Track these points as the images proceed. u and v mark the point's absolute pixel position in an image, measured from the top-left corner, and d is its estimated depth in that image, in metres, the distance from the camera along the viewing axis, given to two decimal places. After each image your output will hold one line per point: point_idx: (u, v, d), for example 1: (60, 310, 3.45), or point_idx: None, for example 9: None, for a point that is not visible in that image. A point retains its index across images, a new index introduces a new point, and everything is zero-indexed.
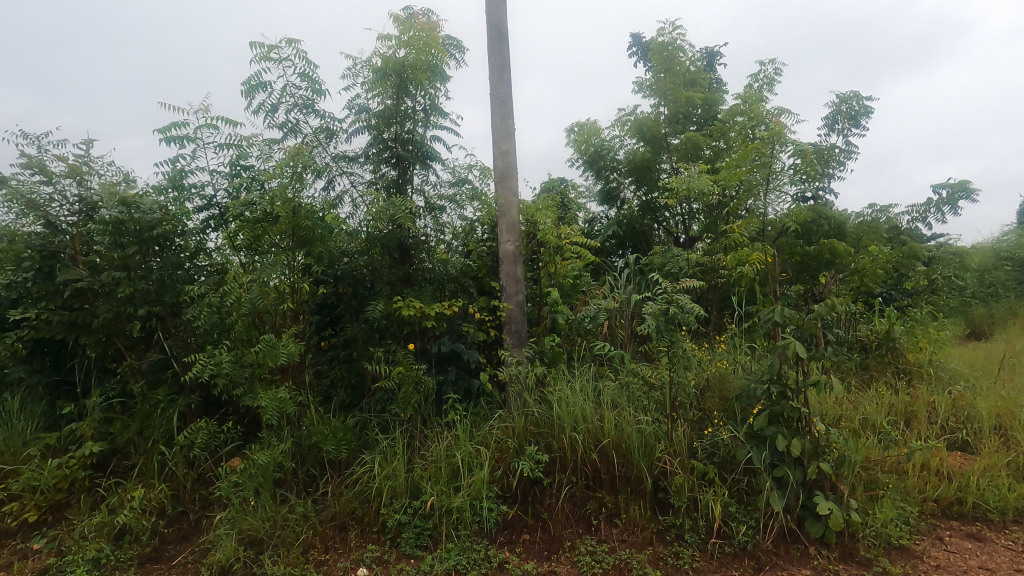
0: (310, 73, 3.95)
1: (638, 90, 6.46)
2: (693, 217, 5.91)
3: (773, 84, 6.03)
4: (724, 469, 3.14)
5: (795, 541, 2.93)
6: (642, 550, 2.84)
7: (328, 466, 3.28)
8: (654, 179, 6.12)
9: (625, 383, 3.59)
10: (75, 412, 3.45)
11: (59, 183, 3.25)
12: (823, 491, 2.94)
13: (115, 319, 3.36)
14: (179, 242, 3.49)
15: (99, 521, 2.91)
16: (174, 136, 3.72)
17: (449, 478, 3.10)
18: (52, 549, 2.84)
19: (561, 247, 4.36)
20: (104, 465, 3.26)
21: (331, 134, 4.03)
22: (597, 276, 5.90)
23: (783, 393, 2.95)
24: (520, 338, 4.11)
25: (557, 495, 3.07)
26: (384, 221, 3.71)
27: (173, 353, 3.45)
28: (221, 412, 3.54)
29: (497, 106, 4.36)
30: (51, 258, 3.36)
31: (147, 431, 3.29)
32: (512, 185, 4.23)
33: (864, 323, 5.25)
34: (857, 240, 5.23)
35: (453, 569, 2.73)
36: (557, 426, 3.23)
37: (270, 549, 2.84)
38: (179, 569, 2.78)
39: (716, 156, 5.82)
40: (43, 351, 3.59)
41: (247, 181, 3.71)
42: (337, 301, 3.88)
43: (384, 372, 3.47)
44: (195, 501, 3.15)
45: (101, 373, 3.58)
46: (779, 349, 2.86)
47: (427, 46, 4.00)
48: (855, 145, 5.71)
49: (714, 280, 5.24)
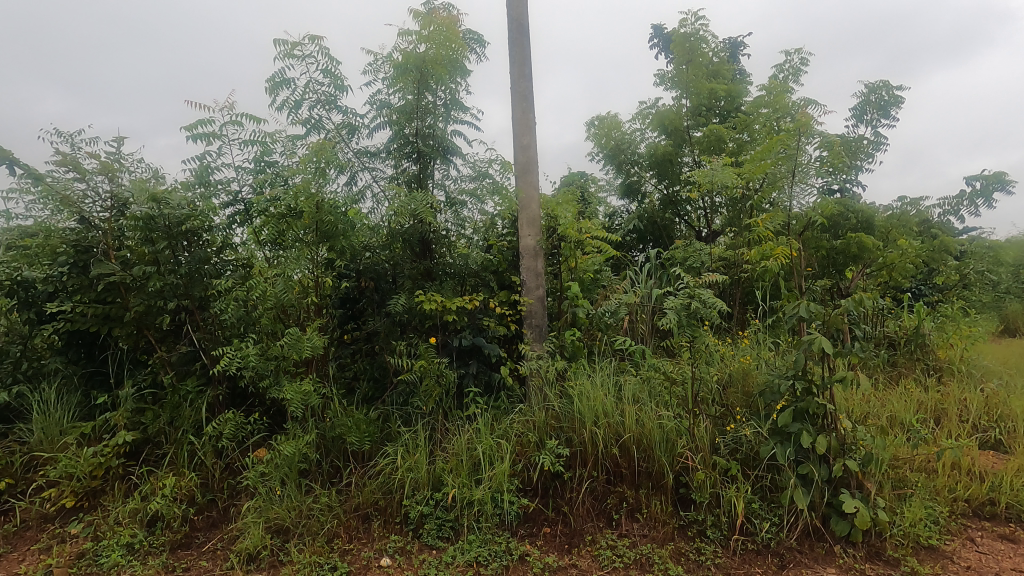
0: (332, 69, 3.94)
1: (659, 82, 6.38)
2: (714, 212, 5.86)
3: (799, 75, 5.91)
4: (748, 465, 3.10)
5: (820, 539, 2.89)
6: (662, 545, 2.84)
7: (352, 458, 3.34)
8: (676, 173, 6.05)
9: (645, 378, 3.61)
10: (108, 402, 3.54)
11: (92, 179, 3.33)
12: (849, 489, 2.90)
13: (146, 313, 3.44)
14: (206, 237, 3.54)
15: (133, 507, 3.00)
16: (200, 133, 3.74)
17: (470, 471, 3.12)
18: (88, 534, 2.94)
19: (581, 241, 4.43)
20: (136, 453, 3.36)
21: (353, 130, 4.06)
22: (618, 271, 5.91)
23: (808, 389, 2.91)
24: (541, 333, 4.09)
25: (578, 489, 3.08)
26: (406, 216, 3.71)
27: (202, 346, 3.53)
28: (247, 403, 3.62)
29: (517, 100, 4.33)
30: (85, 253, 3.39)
31: (177, 421, 3.39)
32: (533, 179, 4.20)
33: (893, 319, 5.14)
34: (887, 233, 5.01)
35: (475, 561, 2.74)
36: (578, 421, 3.24)
37: (296, 537, 2.89)
38: (208, 555, 2.86)
39: (740, 149, 5.75)
40: (77, 343, 3.66)
41: (271, 178, 3.80)
42: (358, 295, 3.93)
43: (406, 365, 3.50)
44: (223, 489, 3.24)
45: (133, 365, 3.68)
46: (805, 344, 2.80)
47: (448, 40, 3.98)
48: (884, 136, 5.57)
49: (738, 274, 5.10)
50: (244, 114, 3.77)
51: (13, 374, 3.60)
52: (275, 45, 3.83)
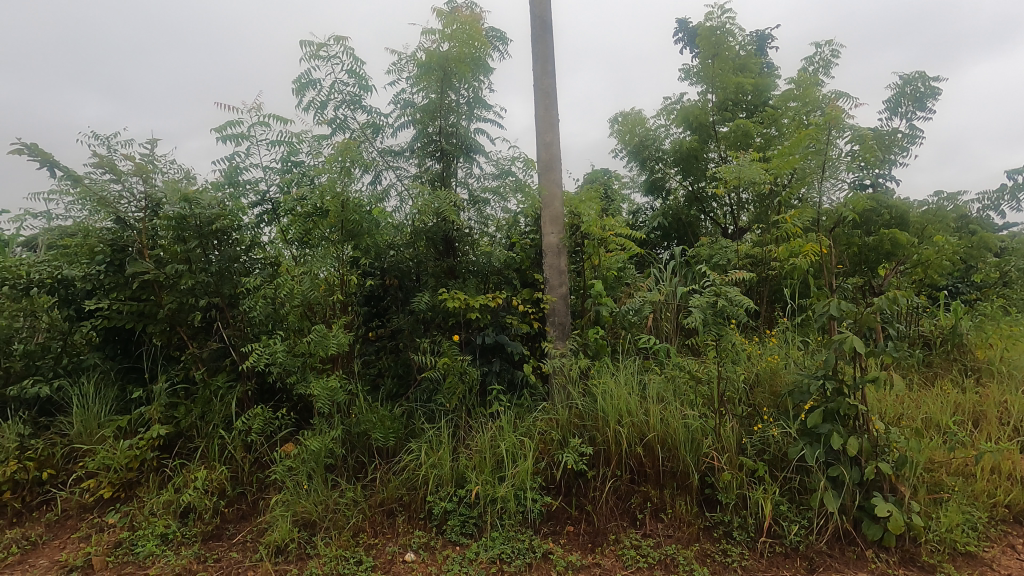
0: (357, 69, 3.98)
1: (685, 77, 6.29)
2: (741, 209, 5.72)
3: (830, 67, 5.76)
4: (776, 466, 3.05)
5: (851, 543, 2.82)
6: (688, 545, 2.81)
7: (377, 454, 3.38)
8: (702, 169, 5.97)
9: (669, 377, 3.58)
10: (144, 397, 3.65)
11: (127, 181, 3.42)
12: (882, 493, 2.81)
13: (179, 310, 3.53)
14: (236, 236, 3.63)
15: (166, 499, 3.09)
16: (230, 134, 3.82)
17: (494, 468, 3.13)
18: (125, 524, 3.04)
19: (605, 239, 4.38)
20: (170, 447, 3.45)
21: (377, 129, 4.10)
22: (642, 268, 5.86)
23: (839, 389, 2.83)
24: (564, 331, 4.07)
25: (601, 488, 3.07)
26: (429, 215, 3.72)
27: (231, 342, 3.59)
28: (275, 399, 3.70)
29: (540, 97, 4.31)
30: (120, 252, 3.54)
31: (208, 415, 3.48)
32: (556, 176, 4.19)
33: (928, 318, 4.99)
34: (923, 229, 4.85)
35: (498, 558, 2.75)
36: (601, 420, 3.22)
37: (323, 531, 2.94)
38: (238, 547, 2.93)
39: (768, 144, 5.63)
40: (114, 339, 3.77)
41: (298, 178, 3.87)
42: (383, 293, 3.95)
43: (429, 362, 3.53)
44: (253, 483, 3.31)
45: (166, 361, 3.79)
46: (835, 343, 2.72)
47: (472, 38, 3.99)
48: (919, 129, 5.40)
49: (765, 272, 5.00)
50: (271, 115, 3.82)
51: (55, 369, 3.74)
52: (301, 46, 3.87)
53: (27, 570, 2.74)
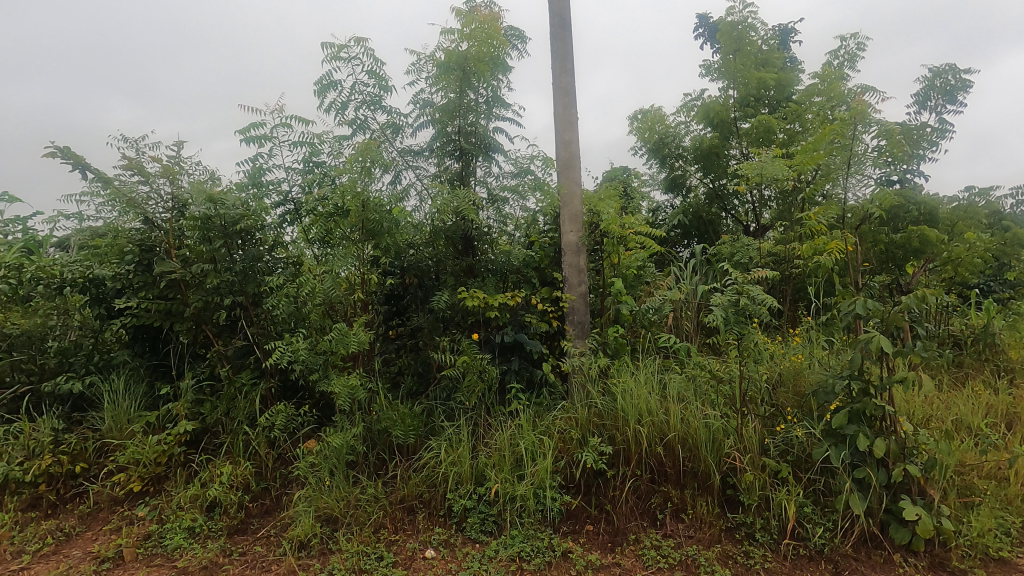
0: (377, 70, 4.01)
1: (705, 73, 6.21)
2: (763, 206, 5.63)
3: (855, 60, 5.64)
4: (799, 468, 3.00)
5: (878, 547, 2.76)
6: (709, 546, 2.78)
7: (397, 451, 3.42)
8: (723, 165, 5.89)
9: (690, 376, 3.53)
10: (171, 393, 3.74)
11: (154, 182, 3.50)
12: (910, 495, 2.74)
13: (204, 309, 3.60)
14: (259, 235, 3.68)
15: (193, 493, 3.16)
16: (253, 136, 3.89)
17: (513, 466, 3.13)
18: (154, 517, 3.12)
19: (625, 237, 4.33)
20: (196, 442, 3.53)
21: (397, 129, 4.13)
22: (661, 267, 5.81)
23: (865, 390, 2.78)
24: (583, 330, 4.04)
25: (621, 488, 3.05)
26: (448, 214, 3.75)
27: (255, 340, 3.66)
28: (298, 397, 3.75)
29: (558, 95, 4.30)
30: (148, 252, 3.61)
31: (233, 412, 3.55)
32: (575, 175, 4.17)
33: (959, 317, 4.87)
34: (954, 225, 4.70)
35: (517, 556, 2.76)
36: (621, 419, 3.20)
37: (345, 527, 2.98)
38: (263, 541, 2.98)
39: (792, 140, 5.55)
40: (142, 336, 3.85)
41: (319, 178, 3.93)
42: (403, 292, 3.94)
43: (449, 361, 3.54)
44: (276, 478, 3.37)
45: (193, 358, 3.87)
46: (861, 342, 2.66)
47: (490, 37, 4.00)
48: (949, 123, 5.25)
49: (788, 271, 4.89)
50: (293, 116, 3.88)
51: (87, 366, 3.84)
52: (322, 48, 3.92)
53: (61, 561, 2.83)
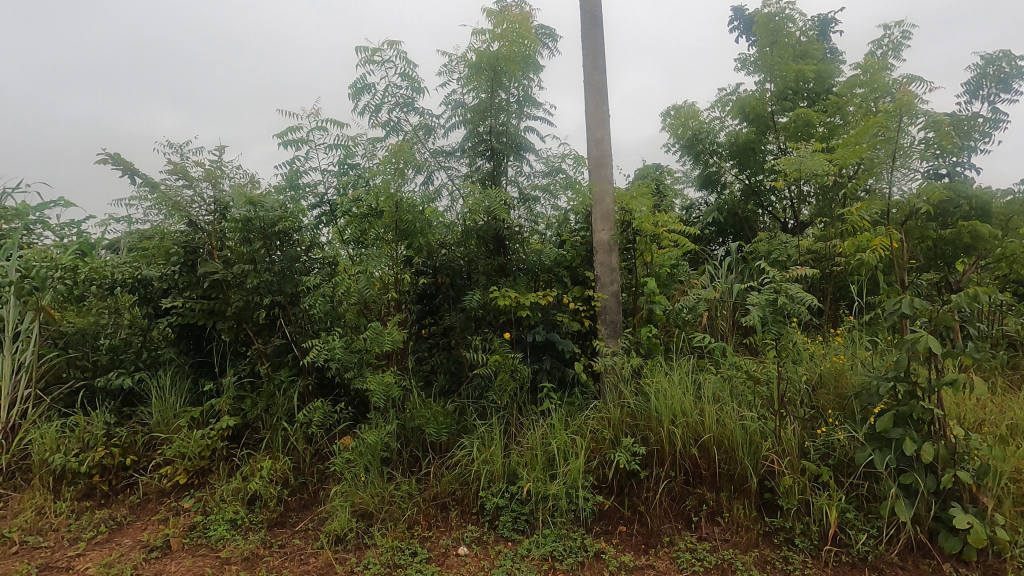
0: (409, 72, 4.06)
1: (740, 67, 6.08)
2: (802, 202, 5.40)
3: (900, 49, 5.42)
4: (841, 472, 2.91)
5: (926, 556, 2.65)
6: (746, 551, 2.72)
7: (431, 448, 3.46)
8: (759, 161, 5.76)
9: (726, 376, 3.47)
10: (214, 390, 3.87)
11: (197, 186, 3.62)
12: (961, 503, 2.63)
13: (245, 308, 3.72)
14: (296, 237, 3.76)
15: (235, 486, 3.27)
16: (291, 139, 4.00)
17: (545, 466, 3.13)
18: (198, 508, 3.24)
19: (658, 235, 4.31)
20: (237, 437, 3.64)
21: (429, 130, 4.17)
22: (695, 265, 5.71)
23: (912, 392, 2.67)
24: (616, 329, 4.03)
25: (655, 489, 3.01)
26: (480, 214, 3.76)
27: (293, 338, 3.75)
28: (334, 393, 3.83)
29: (590, 92, 4.27)
30: (192, 252, 3.74)
31: (273, 408, 3.66)
32: (607, 173, 4.14)
33: (1014, 317, 4.63)
34: (1008, 220, 4.49)
35: (550, 555, 2.75)
36: (654, 419, 3.16)
37: (379, 522, 3.03)
38: (301, 534, 3.06)
39: (831, 134, 5.33)
40: (187, 335, 4.01)
41: (354, 179, 4.01)
42: (435, 291, 4.01)
43: (481, 360, 3.56)
44: (313, 474, 3.45)
45: (234, 356, 4.01)
46: (907, 344, 2.57)
47: (522, 36, 4.00)
48: (1004, 112, 4.99)
49: (828, 268, 4.76)
50: (328, 119, 3.97)
51: (136, 362, 4.02)
52: (356, 52, 3.99)
53: (113, 549, 2.96)
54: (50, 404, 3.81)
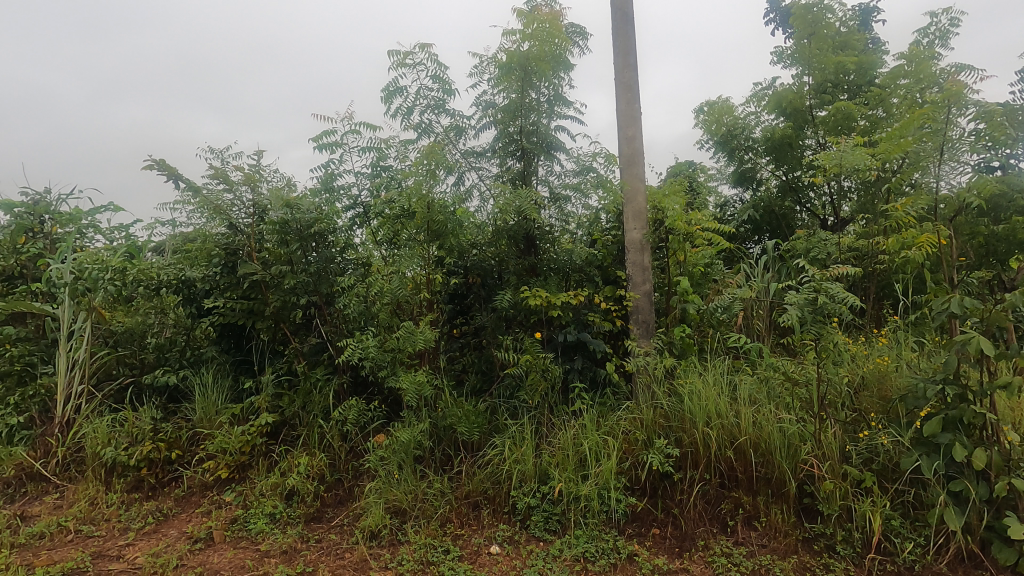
0: (440, 74, 4.10)
1: (777, 60, 5.91)
2: (842, 198, 5.24)
3: (948, 37, 5.19)
4: (885, 477, 2.81)
5: (978, 567, 2.53)
6: (785, 557, 2.65)
7: (463, 447, 3.49)
8: (797, 157, 5.59)
9: (763, 378, 3.38)
10: (254, 387, 3.99)
11: (237, 190, 3.74)
12: (1016, 513, 2.50)
13: (282, 308, 3.82)
14: (331, 238, 3.86)
15: (274, 482, 3.36)
16: (326, 143, 4.09)
17: (577, 466, 3.12)
18: (239, 502, 3.34)
19: (691, 233, 4.24)
20: (276, 434, 3.74)
21: (460, 131, 4.20)
22: (730, 264, 5.59)
23: (963, 396, 2.55)
24: (649, 329, 3.95)
25: (689, 492, 2.96)
26: (510, 214, 3.74)
27: (329, 338, 3.84)
28: (367, 392, 3.89)
29: (621, 90, 4.23)
30: (232, 254, 3.85)
31: (309, 405, 3.75)
32: (638, 171, 4.10)
33: None
34: None
35: (582, 556, 2.74)
36: (688, 421, 3.10)
37: (413, 519, 3.07)
38: (337, 529, 3.13)
39: (874, 126, 5.19)
40: (228, 334, 4.15)
41: (386, 181, 4.07)
42: (466, 291, 4.02)
43: (512, 359, 3.57)
44: (348, 470, 3.52)
45: (272, 354, 4.12)
46: (957, 344, 2.46)
47: (552, 36, 4.00)
48: None
49: (871, 266, 4.59)
50: (362, 123, 4.04)
51: (180, 360, 4.18)
52: (389, 56, 4.05)
53: (160, 539, 3.09)
54: (102, 399, 3.97)
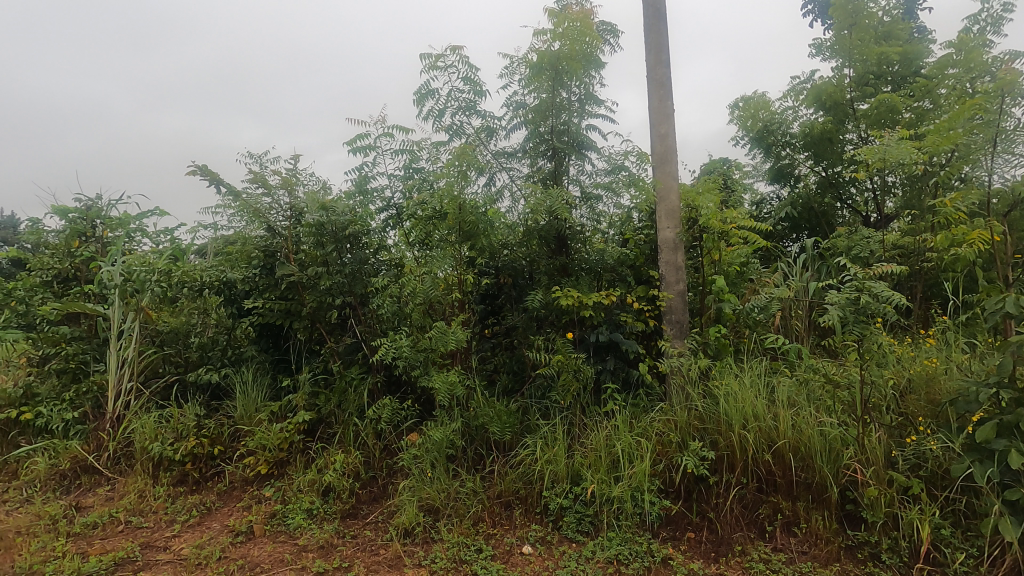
0: (471, 76, 4.13)
1: (815, 53, 5.73)
2: (884, 195, 5.06)
3: (1001, 23, 4.95)
4: (934, 484, 2.70)
5: None
6: (826, 565, 2.57)
7: (495, 447, 3.50)
8: (837, 152, 5.42)
9: (802, 380, 3.28)
10: (292, 385, 4.10)
11: (275, 193, 3.84)
12: None
13: (318, 309, 3.91)
14: (366, 239, 3.93)
15: (311, 478, 3.44)
16: (359, 146, 4.17)
17: (610, 467, 3.09)
18: (278, 497, 3.43)
19: (727, 232, 4.15)
20: (312, 431, 3.82)
21: (491, 132, 4.22)
22: (767, 263, 5.45)
23: (1018, 400, 2.43)
24: (682, 329, 3.88)
25: (725, 496, 2.90)
26: (542, 214, 3.75)
27: (363, 337, 3.91)
28: (401, 391, 3.95)
29: (653, 87, 4.18)
30: (271, 256, 3.97)
31: (345, 404, 3.83)
32: (671, 168, 4.04)
33: None
34: None
35: (615, 558, 2.71)
36: (724, 424, 3.04)
37: (445, 517, 3.09)
38: (371, 526, 3.18)
39: (920, 118, 4.96)
40: (267, 333, 4.28)
41: (419, 183, 4.11)
42: (497, 292, 4.06)
43: (543, 360, 3.57)
44: (383, 468, 3.57)
45: (309, 354, 4.22)
46: (1013, 346, 2.35)
47: (583, 34, 3.97)
48: None
49: (917, 264, 4.40)
50: (394, 125, 4.11)
51: (222, 359, 4.33)
52: (421, 59, 4.09)
53: (204, 532, 3.20)
54: (149, 396, 4.14)
